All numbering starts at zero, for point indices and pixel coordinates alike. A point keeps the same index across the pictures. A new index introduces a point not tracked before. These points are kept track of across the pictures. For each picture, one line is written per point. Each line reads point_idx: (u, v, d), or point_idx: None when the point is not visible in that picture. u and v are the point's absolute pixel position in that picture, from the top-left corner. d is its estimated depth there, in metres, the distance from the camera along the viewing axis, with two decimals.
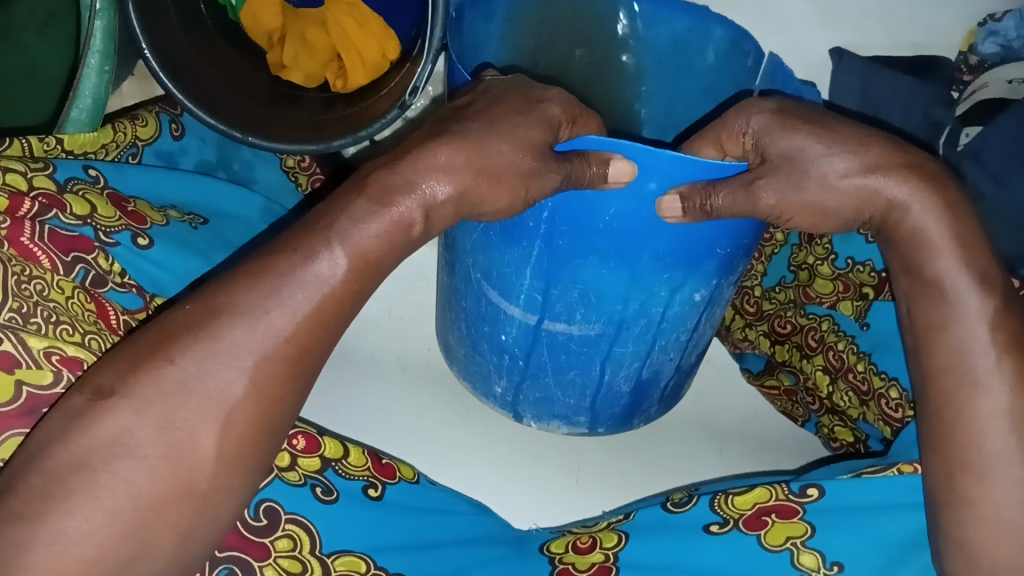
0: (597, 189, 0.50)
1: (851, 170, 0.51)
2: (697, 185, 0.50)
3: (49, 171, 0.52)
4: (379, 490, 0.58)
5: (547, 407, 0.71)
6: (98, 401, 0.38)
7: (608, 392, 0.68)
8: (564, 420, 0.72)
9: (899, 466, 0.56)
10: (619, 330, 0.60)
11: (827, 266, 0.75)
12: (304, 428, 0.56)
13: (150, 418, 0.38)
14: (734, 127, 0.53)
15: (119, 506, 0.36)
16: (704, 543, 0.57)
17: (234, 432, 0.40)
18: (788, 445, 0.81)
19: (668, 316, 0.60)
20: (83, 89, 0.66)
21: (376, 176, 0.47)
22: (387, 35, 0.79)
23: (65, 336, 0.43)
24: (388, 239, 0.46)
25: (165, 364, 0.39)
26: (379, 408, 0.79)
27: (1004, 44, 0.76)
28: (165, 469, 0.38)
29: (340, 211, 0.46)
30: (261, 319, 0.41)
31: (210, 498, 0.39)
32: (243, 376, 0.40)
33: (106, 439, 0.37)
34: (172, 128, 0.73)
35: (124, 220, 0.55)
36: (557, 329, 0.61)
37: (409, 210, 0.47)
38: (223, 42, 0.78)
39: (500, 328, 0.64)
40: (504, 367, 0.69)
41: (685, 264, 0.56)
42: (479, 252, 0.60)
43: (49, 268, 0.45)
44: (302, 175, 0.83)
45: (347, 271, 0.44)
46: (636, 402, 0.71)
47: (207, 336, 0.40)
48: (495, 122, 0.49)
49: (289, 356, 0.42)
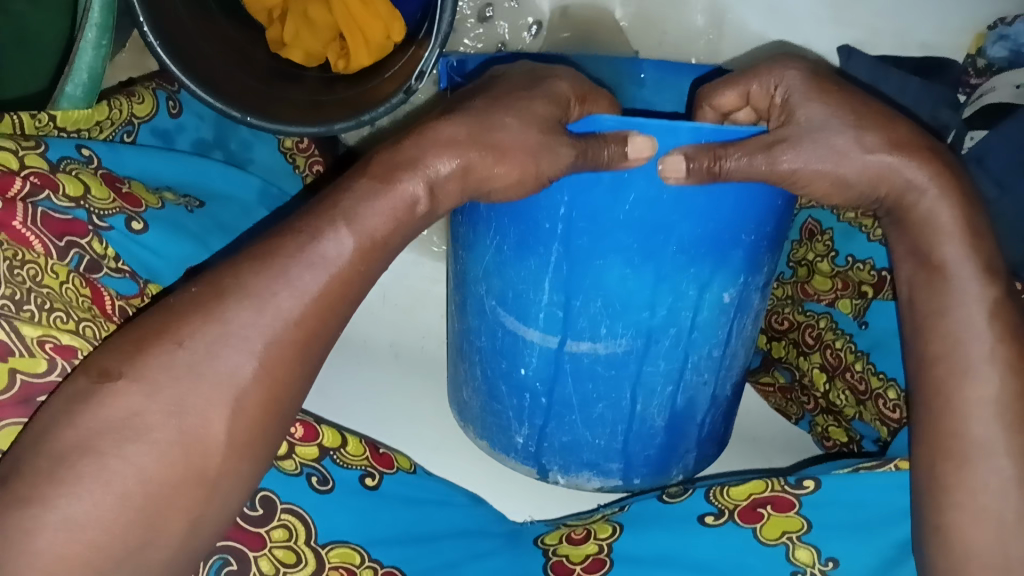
0: (616, 167, 0.49)
1: (875, 146, 0.50)
2: (707, 146, 0.49)
3: (41, 150, 0.50)
4: (376, 480, 0.57)
5: (574, 455, 0.67)
6: (103, 383, 0.37)
7: (641, 428, 0.65)
8: (593, 469, 0.68)
9: (897, 462, 0.56)
10: (648, 344, 0.59)
11: (827, 263, 0.75)
12: (303, 417, 0.56)
13: (160, 401, 0.37)
14: (766, 83, 0.54)
15: (129, 490, 0.35)
16: (695, 533, 0.57)
17: (245, 416, 0.39)
18: (779, 443, 0.81)
19: (699, 322, 0.58)
20: (78, 63, 0.63)
21: (380, 156, 0.47)
22: (393, 16, 0.77)
23: (60, 323, 0.41)
24: (394, 218, 0.45)
25: (174, 348, 0.38)
26: (377, 399, 0.78)
27: (1014, 48, 0.75)
28: (175, 454, 0.37)
29: (346, 191, 0.45)
30: (269, 299, 0.40)
31: (219, 483, 0.38)
32: (253, 359, 0.39)
33: (115, 422, 0.36)
34: (169, 106, 0.71)
35: (118, 203, 0.53)
36: (582, 350, 0.59)
37: (413, 187, 0.46)
38: (223, 19, 0.77)
39: (519, 361, 0.62)
40: (525, 411, 0.65)
41: (713, 256, 0.55)
42: (494, 276, 0.59)
43: (43, 253, 0.44)
44: (300, 156, 0.81)
45: (354, 251, 0.43)
46: (673, 444, 0.67)
47: (215, 318, 0.39)
48: (499, 99, 0.48)
49: (298, 339, 0.41)
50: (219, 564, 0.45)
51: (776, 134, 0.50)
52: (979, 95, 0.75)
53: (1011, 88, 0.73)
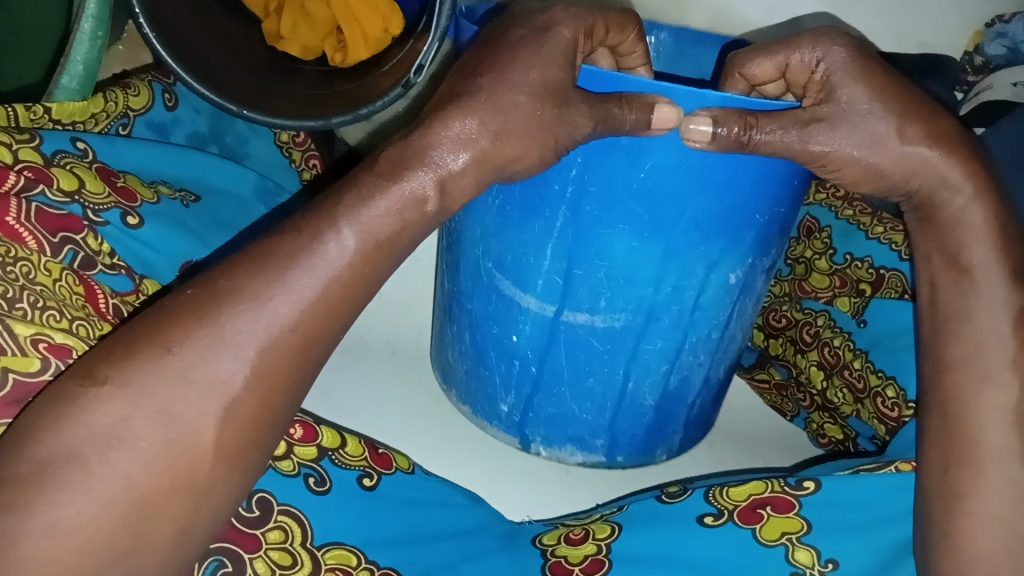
0: (638, 135, 0.47)
1: (915, 138, 0.49)
2: (738, 113, 0.47)
3: (35, 143, 0.50)
4: (374, 481, 0.56)
5: (560, 427, 0.68)
6: (89, 388, 0.36)
7: (631, 408, 0.65)
8: (578, 444, 0.70)
9: (898, 464, 0.57)
10: (648, 321, 0.58)
11: (825, 261, 0.77)
12: (302, 417, 0.55)
13: (147, 408, 0.37)
14: (807, 54, 0.50)
15: (115, 497, 0.35)
16: (696, 535, 0.56)
17: (236, 424, 0.39)
18: (776, 439, 0.80)
19: (702, 302, 0.58)
20: (73, 55, 0.63)
21: (388, 152, 0.44)
22: (391, 8, 0.77)
23: (53, 322, 0.41)
24: (399, 217, 0.43)
25: (163, 354, 0.38)
26: (374, 399, 0.78)
27: (1012, 47, 0.77)
28: (163, 461, 0.37)
29: (350, 190, 0.43)
30: (264, 304, 0.40)
31: (211, 490, 0.38)
32: (245, 367, 0.39)
33: (101, 430, 0.36)
34: (165, 99, 0.70)
35: (113, 197, 0.52)
36: (578, 321, 0.59)
37: (421, 185, 0.44)
38: (220, 12, 0.76)
39: (512, 328, 0.62)
40: (513, 379, 0.65)
41: (725, 236, 0.54)
42: (492, 237, 0.58)
43: (36, 250, 0.43)
44: (296, 150, 0.80)
45: (355, 253, 0.42)
46: (661, 425, 0.68)
47: (208, 322, 0.39)
48: (503, 72, 0.44)
49: (296, 346, 0.40)
50: (215, 565, 0.46)
51: (811, 112, 0.48)
52: (976, 94, 0.78)
53: (1009, 87, 0.74)
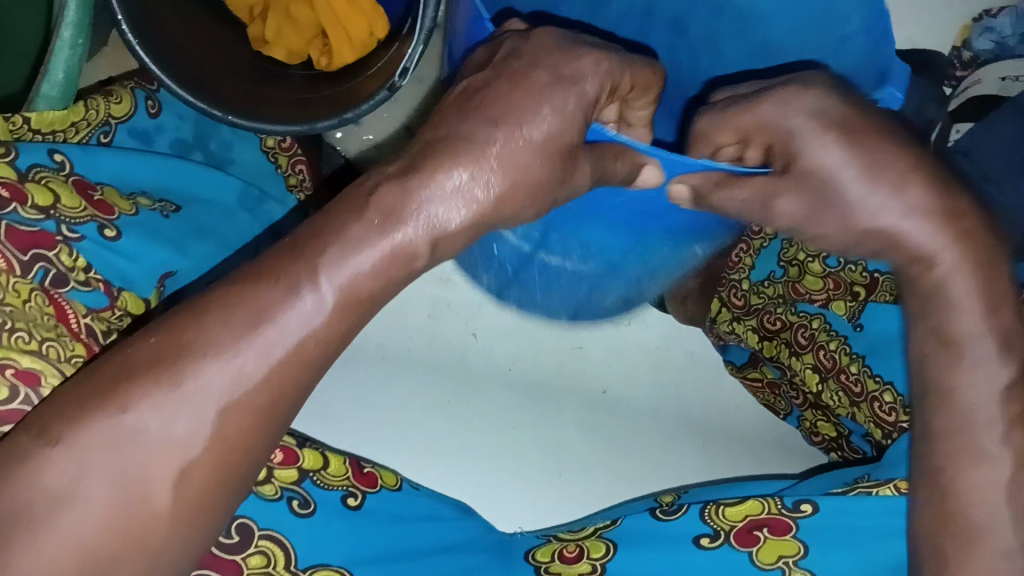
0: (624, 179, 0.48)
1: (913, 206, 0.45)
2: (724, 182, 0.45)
3: (11, 157, 0.48)
4: (359, 500, 0.55)
5: (531, 296, 0.78)
6: (42, 445, 0.35)
7: (592, 300, 0.77)
8: (547, 307, 0.81)
9: (896, 483, 0.54)
10: (610, 270, 0.68)
11: (818, 264, 0.72)
12: (282, 435, 0.53)
13: (98, 468, 0.36)
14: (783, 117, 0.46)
15: (62, 557, 0.34)
16: (691, 556, 0.55)
17: (192, 486, 0.37)
18: (766, 437, 0.86)
19: (665, 252, 0.65)
20: (54, 62, 0.61)
21: (378, 191, 0.40)
22: (376, 10, 0.77)
23: (20, 345, 0.40)
24: (383, 273, 0.40)
25: (117, 413, 0.36)
26: (366, 412, 0.82)
27: (998, 40, 0.86)
28: (114, 521, 0.36)
29: (333, 238, 0.39)
30: (229, 359, 0.37)
31: (165, 551, 0.37)
32: (203, 428, 0.37)
33: (53, 489, 0.35)
34: (148, 106, 0.68)
35: (90, 210, 0.51)
36: (550, 258, 0.67)
37: (413, 240, 0.40)
38: (206, 17, 0.74)
39: (497, 245, 0.64)
40: (494, 269, 0.72)
41: (687, 232, 0.61)
42: None
43: (5, 269, 0.42)
44: (282, 155, 0.77)
45: (333, 306, 0.39)
46: (616, 305, 0.80)
47: (167, 379, 0.37)
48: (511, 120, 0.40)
49: (259, 405, 0.38)
50: None
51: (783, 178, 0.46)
52: (965, 87, 0.84)
53: (998, 81, 0.81)
